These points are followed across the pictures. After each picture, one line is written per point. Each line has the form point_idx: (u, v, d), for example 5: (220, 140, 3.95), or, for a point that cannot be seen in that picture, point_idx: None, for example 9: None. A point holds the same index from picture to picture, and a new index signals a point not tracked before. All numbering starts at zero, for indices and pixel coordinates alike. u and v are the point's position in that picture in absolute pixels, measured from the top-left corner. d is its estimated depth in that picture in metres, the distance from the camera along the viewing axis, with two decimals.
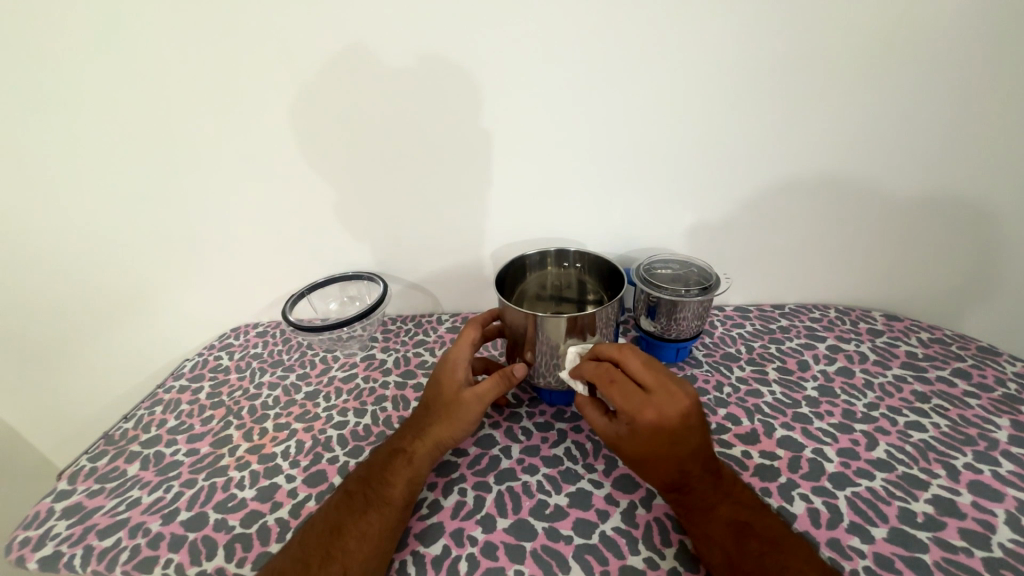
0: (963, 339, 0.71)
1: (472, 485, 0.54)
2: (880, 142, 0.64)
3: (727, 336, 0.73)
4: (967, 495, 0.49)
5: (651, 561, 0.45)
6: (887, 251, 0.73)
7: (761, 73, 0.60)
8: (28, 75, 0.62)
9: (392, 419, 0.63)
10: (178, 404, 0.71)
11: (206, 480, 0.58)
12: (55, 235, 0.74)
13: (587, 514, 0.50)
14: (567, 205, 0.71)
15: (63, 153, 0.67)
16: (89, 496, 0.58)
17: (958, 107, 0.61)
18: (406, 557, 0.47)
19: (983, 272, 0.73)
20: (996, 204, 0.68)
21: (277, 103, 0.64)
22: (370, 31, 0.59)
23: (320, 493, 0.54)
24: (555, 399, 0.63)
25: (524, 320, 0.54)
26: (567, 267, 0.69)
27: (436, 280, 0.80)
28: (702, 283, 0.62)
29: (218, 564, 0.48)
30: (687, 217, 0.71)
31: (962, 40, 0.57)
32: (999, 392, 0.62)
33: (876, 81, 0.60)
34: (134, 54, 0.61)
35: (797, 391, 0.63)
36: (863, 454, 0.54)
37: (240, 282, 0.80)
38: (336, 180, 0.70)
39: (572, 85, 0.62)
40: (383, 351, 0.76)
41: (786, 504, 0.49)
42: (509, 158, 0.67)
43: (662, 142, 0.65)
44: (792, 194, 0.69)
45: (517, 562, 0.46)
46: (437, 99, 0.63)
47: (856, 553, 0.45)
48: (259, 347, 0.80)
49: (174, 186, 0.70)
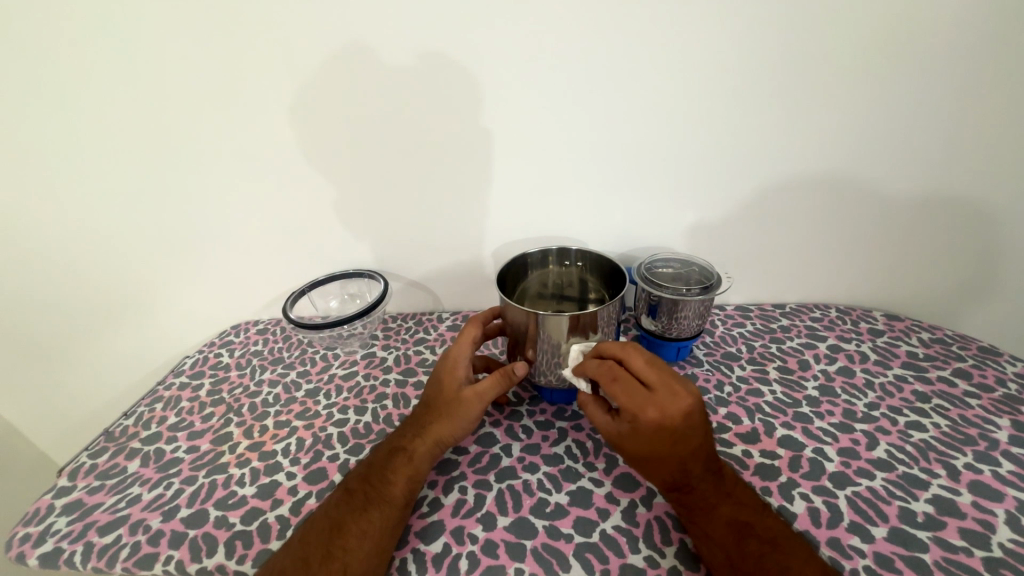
0: (964, 339, 0.71)
1: (472, 483, 0.54)
2: (882, 142, 0.64)
3: (728, 336, 0.73)
4: (967, 495, 0.49)
5: (651, 561, 0.45)
6: (890, 249, 0.72)
7: (761, 74, 0.60)
8: (29, 73, 0.62)
9: (392, 417, 0.63)
10: (178, 401, 0.71)
11: (206, 477, 0.58)
12: (56, 233, 0.73)
13: (588, 513, 0.50)
14: (566, 203, 0.71)
15: (64, 151, 0.67)
16: (89, 493, 0.58)
17: (959, 109, 0.61)
18: (406, 555, 0.47)
19: (983, 271, 0.73)
20: (996, 204, 0.68)
21: (276, 102, 0.64)
22: (370, 30, 0.59)
23: (320, 490, 0.54)
24: (555, 398, 0.63)
25: (525, 318, 0.54)
26: (568, 266, 0.69)
27: (436, 280, 0.80)
28: (703, 282, 0.62)
29: (218, 562, 0.48)
30: (688, 217, 0.71)
31: (960, 44, 0.58)
32: (999, 392, 0.62)
33: (876, 85, 0.60)
34: (131, 52, 0.61)
35: (798, 391, 0.63)
36: (863, 454, 0.54)
37: (240, 280, 0.80)
38: (337, 179, 0.70)
39: (574, 83, 0.61)
40: (383, 349, 0.76)
41: (786, 504, 0.50)
42: (510, 157, 0.67)
43: (663, 141, 0.65)
44: (794, 194, 0.69)
45: (517, 561, 0.46)
46: (438, 97, 0.63)
47: (856, 552, 0.45)
48: (259, 345, 0.80)
49: (173, 184, 0.70)
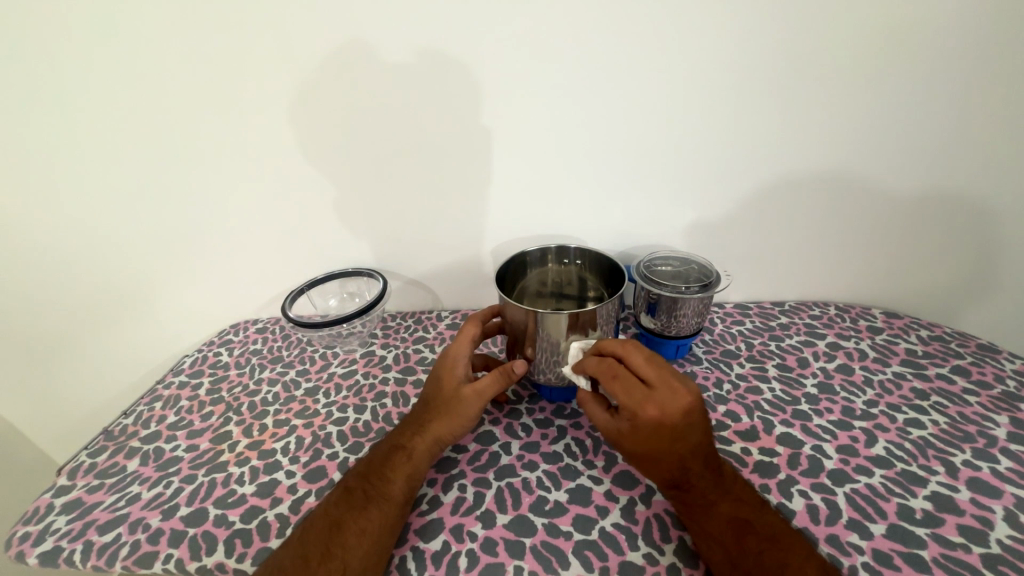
0: (963, 336, 0.71)
1: (472, 481, 0.54)
2: (882, 140, 0.64)
3: (727, 333, 0.73)
4: (965, 492, 0.50)
5: (651, 558, 0.45)
6: (890, 247, 0.72)
7: (761, 72, 0.60)
8: (28, 74, 0.62)
9: (392, 415, 0.63)
10: (178, 399, 0.71)
11: (206, 475, 0.58)
12: (56, 232, 0.73)
13: (587, 510, 0.50)
14: (565, 202, 0.71)
15: (64, 152, 0.67)
16: (89, 491, 0.58)
17: (958, 106, 0.61)
18: (406, 553, 0.47)
19: (983, 269, 0.73)
20: (996, 201, 0.68)
21: (275, 101, 0.64)
22: (369, 29, 0.59)
23: (320, 489, 0.54)
24: (555, 395, 0.63)
25: (524, 316, 0.54)
26: (567, 264, 0.69)
27: (436, 278, 0.80)
28: (702, 280, 0.62)
29: (218, 560, 0.48)
30: (687, 215, 0.71)
31: (959, 42, 0.58)
32: (998, 389, 0.62)
33: (875, 82, 0.60)
34: (130, 51, 0.61)
35: (797, 388, 0.63)
36: (862, 451, 0.54)
37: (240, 279, 0.80)
38: (337, 178, 0.70)
39: (573, 81, 0.61)
40: (382, 348, 0.76)
41: (785, 501, 0.50)
42: (510, 155, 0.67)
43: (663, 140, 0.65)
44: (794, 192, 0.69)
45: (517, 558, 0.46)
46: (438, 96, 0.63)
47: (855, 549, 0.45)
48: (258, 343, 0.80)
49: (173, 184, 0.70)
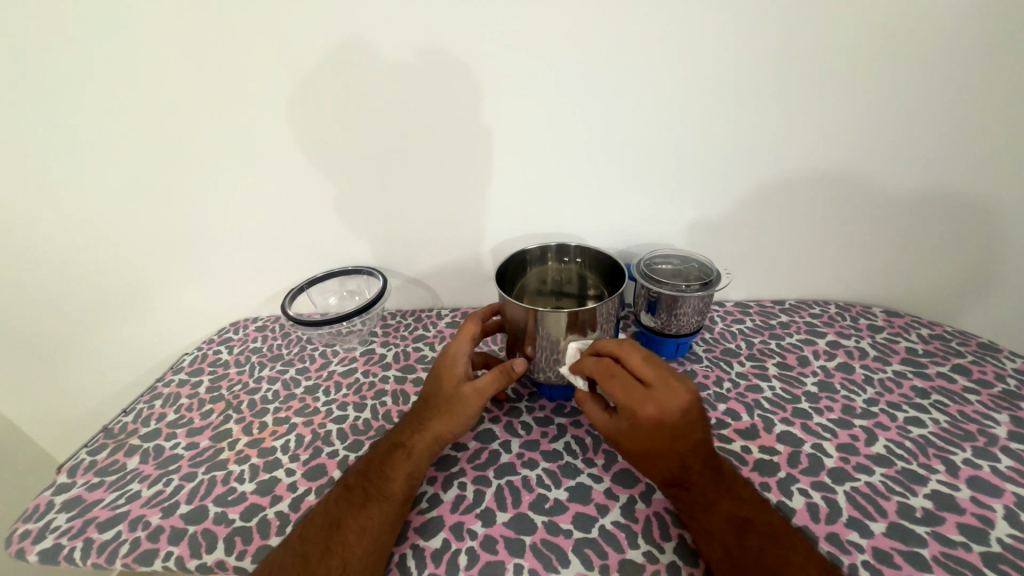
0: (963, 335, 0.71)
1: (472, 479, 0.54)
2: (883, 139, 0.64)
3: (727, 332, 0.73)
4: (966, 490, 0.50)
5: (651, 556, 0.45)
6: (891, 245, 0.72)
7: (762, 71, 0.60)
8: (27, 72, 0.62)
9: (392, 413, 0.63)
10: (178, 397, 0.71)
11: (206, 473, 0.58)
12: (55, 231, 0.73)
13: (587, 508, 0.50)
14: (565, 200, 0.71)
15: (64, 150, 0.67)
16: (89, 489, 0.58)
17: (959, 105, 0.61)
18: (406, 551, 0.47)
19: (983, 267, 0.73)
20: (997, 200, 0.67)
21: (275, 100, 0.64)
22: (369, 27, 0.59)
23: (320, 486, 0.54)
24: (554, 394, 0.63)
25: (524, 314, 0.54)
26: (567, 262, 0.69)
27: (436, 277, 0.80)
28: (702, 278, 0.62)
29: (218, 557, 0.48)
30: (688, 214, 0.71)
31: (961, 40, 0.57)
32: (998, 387, 0.62)
33: (877, 81, 0.60)
34: (129, 50, 0.61)
35: (797, 387, 0.63)
36: (862, 449, 0.54)
37: (240, 277, 0.80)
38: (336, 176, 0.69)
39: (573, 79, 0.61)
40: (382, 346, 0.76)
41: (785, 499, 0.50)
42: (510, 153, 0.67)
43: (663, 138, 0.65)
44: (794, 190, 0.68)
45: (517, 556, 0.46)
46: (438, 95, 0.63)
47: (855, 548, 0.45)
48: (258, 341, 0.80)
49: (173, 183, 0.70)
